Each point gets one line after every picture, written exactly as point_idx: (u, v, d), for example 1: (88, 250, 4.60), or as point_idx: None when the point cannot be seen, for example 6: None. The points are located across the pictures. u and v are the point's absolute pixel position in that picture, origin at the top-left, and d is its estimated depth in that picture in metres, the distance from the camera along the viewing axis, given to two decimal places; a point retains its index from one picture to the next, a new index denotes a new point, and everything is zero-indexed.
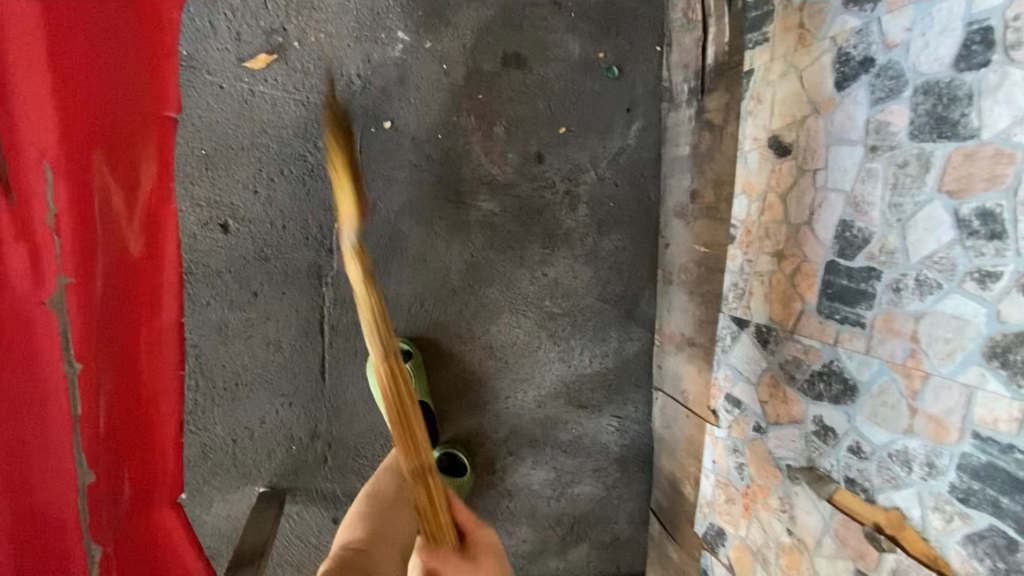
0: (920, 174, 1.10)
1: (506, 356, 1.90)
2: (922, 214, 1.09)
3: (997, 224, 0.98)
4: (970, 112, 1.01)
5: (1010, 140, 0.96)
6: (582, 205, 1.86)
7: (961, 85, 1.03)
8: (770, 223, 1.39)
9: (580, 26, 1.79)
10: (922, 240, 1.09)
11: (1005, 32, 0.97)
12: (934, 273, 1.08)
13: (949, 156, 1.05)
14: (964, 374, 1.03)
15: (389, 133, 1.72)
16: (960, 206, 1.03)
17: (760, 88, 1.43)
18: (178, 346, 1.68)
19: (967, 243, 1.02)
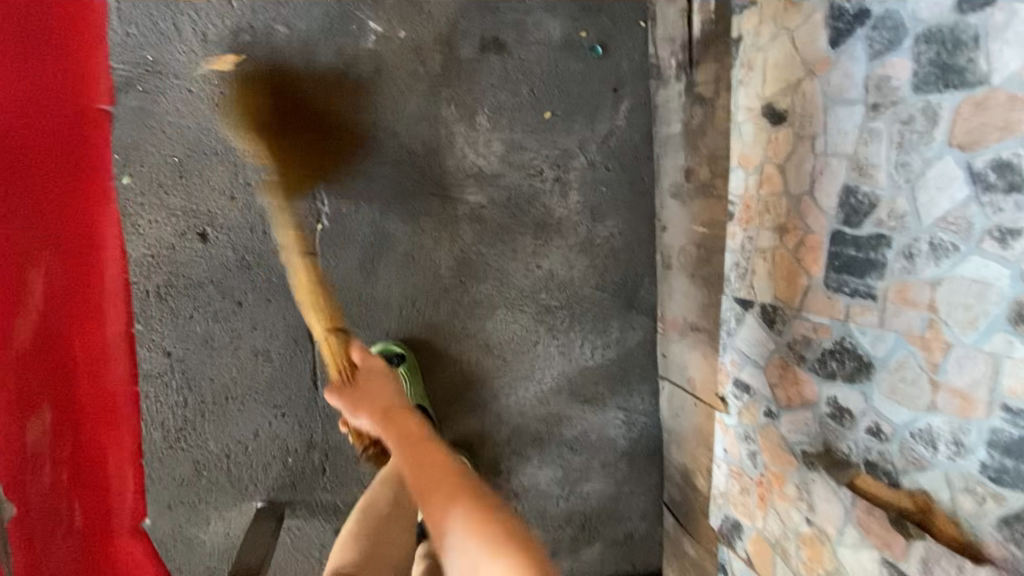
0: (927, 130, 1.01)
1: (503, 353, 1.83)
2: (931, 172, 1.01)
3: (1015, 177, 0.90)
4: (978, 56, 0.93)
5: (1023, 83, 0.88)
6: (573, 192, 1.79)
7: (966, 29, 0.94)
8: (770, 197, 1.32)
9: (560, 6, 1.72)
10: (934, 201, 1.01)
11: None
12: (949, 236, 0.99)
13: (958, 107, 0.96)
14: (988, 342, 0.95)
15: (369, 129, 1.66)
16: (973, 160, 0.95)
17: (751, 55, 1.36)
18: (131, 358, 1.62)
19: (983, 200, 0.94)
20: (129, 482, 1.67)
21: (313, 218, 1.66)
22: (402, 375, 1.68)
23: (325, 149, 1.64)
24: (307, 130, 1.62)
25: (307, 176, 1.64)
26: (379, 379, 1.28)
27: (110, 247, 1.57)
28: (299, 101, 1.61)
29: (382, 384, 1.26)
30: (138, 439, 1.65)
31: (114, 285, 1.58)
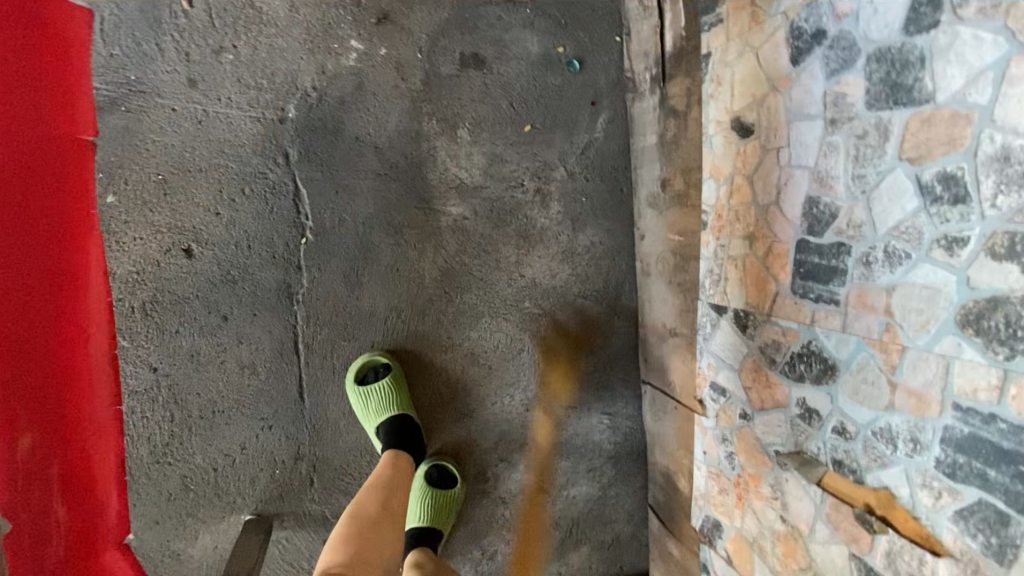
0: (880, 144, 1.07)
1: (488, 361, 1.86)
2: (885, 184, 1.07)
3: (959, 189, 0.95)
4: (924, 75, 0.98)
5: (965, 102, 0.93)
6: (554, 202, 1.84)
7: (912, 49, 1.00)
8: (739, 207, 1.37)
9: (537, 22, 1.77)
10: (888, 211, 1.06)
11: None
12: (902, 243, 1.04)
13: (906, 123, 1.02)
14: (939, 344, 1.00)
15: (353, 143, 1.69)
16: (921, 173, 1.00)
17: (719, 71, 1.41)
18: (115, 379, 1.62)
19: (932, 210, 0.99)
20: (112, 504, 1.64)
21: (298, 232, 1.68)
22: (387, 384, 1.71)
23: (309, 164, 1.67)
24: (291, 145, 1.65)
25: (292, 191, 1.66)
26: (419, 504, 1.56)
27: (94, 271, 1.56)
28: (282, 118, 1.64)
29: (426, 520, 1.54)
30: (123, 458, 1.65)
31: (97, 307, 1.57)
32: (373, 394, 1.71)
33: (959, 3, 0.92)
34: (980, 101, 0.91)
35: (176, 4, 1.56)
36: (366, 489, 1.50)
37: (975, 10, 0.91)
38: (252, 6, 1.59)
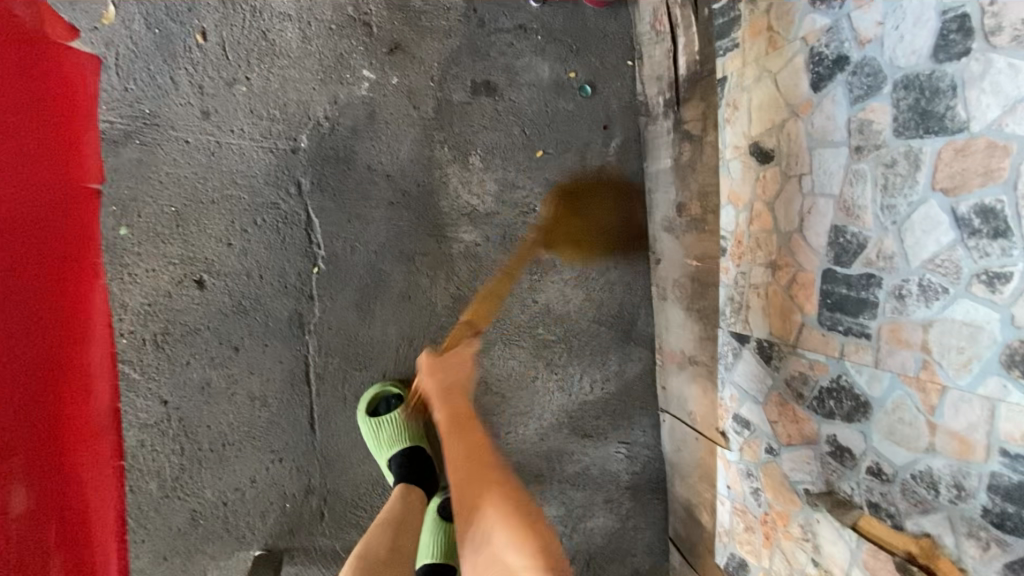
0: (910, 173, 1.03)
1: (501, 389, 1.83)
2: (917, 215, 1.02)
3: (999, 223, 0.91)
4: (957, 103, 0.95)
5: (1001, 132, 0.90)
6: (567, 227, 1.82)
7: (942, 76, 0.97)
8: (761, 233, 1.33)
9: (548, 48, 1.76)
10: (921, 243, 1.02)
11: (983, 18, 0.91)
12: (938, 277, 1.00)
13: (939, 152, 0.98)
14: (983, 385, 0.96)
15: (364, 172, 1.68)
16: (957, 205, 0.96)
17: (735, 95, 1.37)
18: (116, 432, 1.61)
19: (969, 243, 0.95)
20: (112, 556, 1.64)
21: (310, 262, 1.67)
22: (398, 415, 1.68)
23: (321, 193, 1.66)
24: (303, 175, 1.65)
25: (303, 221, 1.66)
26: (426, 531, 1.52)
27: (97, 322, 1.57)
28: (295, 148, 1.64)
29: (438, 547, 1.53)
30: (122, 513, 1.63)
31: (100, 359, 1.58)
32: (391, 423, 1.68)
33: (993, 30, 0.90)
34: (1020, 131, 0.88)
35: (189, 37, 1.55)
36: (377, 527, 1.45)
37: (1009, 37, 0.89)
38: (265, 39, 1.59)
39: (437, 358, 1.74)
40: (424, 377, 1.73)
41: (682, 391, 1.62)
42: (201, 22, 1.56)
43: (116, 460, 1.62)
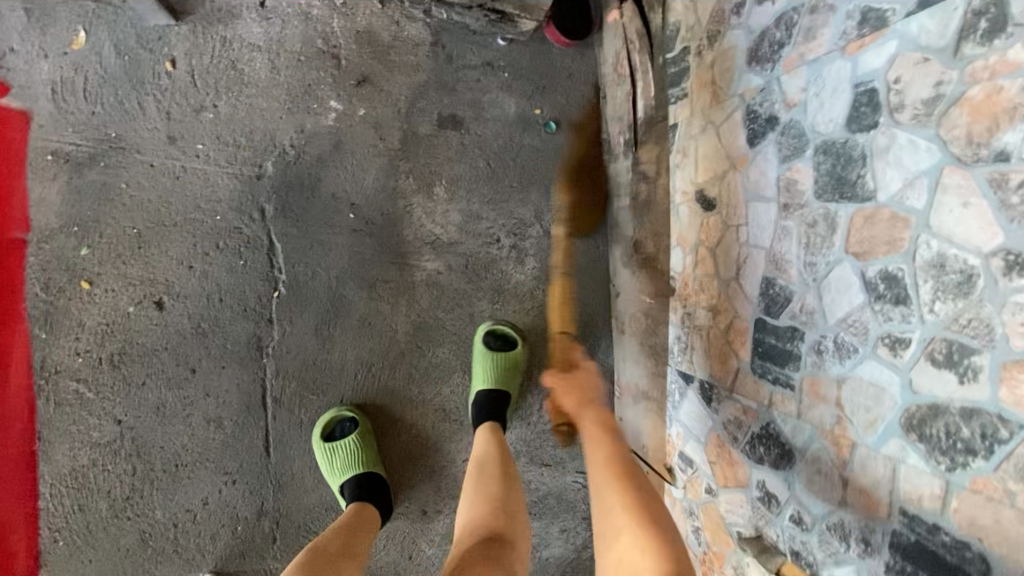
0: (828, 235, 1.05)
1: (460, 418, 1.84)
2: (833, 275, 1.05)
3: (900, 289, 0.95)
4: (867, 172, 0.98)
5: (903, 204, 0.94)
6: (530, 258, 1.86)
7: (855, 144, 1.00)
8: (704, 277, 1.38)
9: (515, 85, 1.81)
10: (836, 302, 1.05)
11: (889, 94, 0.95)
12: (850, 337, 1.03)
13: (851, 218, 1.01)
14: (886, 445, 0.99)
15: (329, 200, 1.71)
16: (866, 269, 1.00)
17: (684, 142, 1.42)
18: (29, 476, 1.61)
19: (875, 307, 0.99)
20: None
21: (270, 285, 1.69)
22: (353, 441, 1.68)
23: (284, 219, 1.68)
24: (267, 202, 1.67)
25: (265, 246, 1.68)
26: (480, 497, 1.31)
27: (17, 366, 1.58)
28: (259, 174, 1.66)
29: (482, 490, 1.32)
30: (32, 556, 1.62)
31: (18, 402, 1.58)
32: (497, 352, 1.78)
33: (897, 106, 0.94)
34: (918, 205, 0.92)
35: (158, 65, 1.59)
36: (330, 531, 1.38)
37: (910, 115, 0.92)
38: (233, 68, 1.63)
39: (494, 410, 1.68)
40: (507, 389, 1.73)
41: (636, 425, 1.62)
42: (171, 51, 1.59)
43: (30, 503, 1.61)
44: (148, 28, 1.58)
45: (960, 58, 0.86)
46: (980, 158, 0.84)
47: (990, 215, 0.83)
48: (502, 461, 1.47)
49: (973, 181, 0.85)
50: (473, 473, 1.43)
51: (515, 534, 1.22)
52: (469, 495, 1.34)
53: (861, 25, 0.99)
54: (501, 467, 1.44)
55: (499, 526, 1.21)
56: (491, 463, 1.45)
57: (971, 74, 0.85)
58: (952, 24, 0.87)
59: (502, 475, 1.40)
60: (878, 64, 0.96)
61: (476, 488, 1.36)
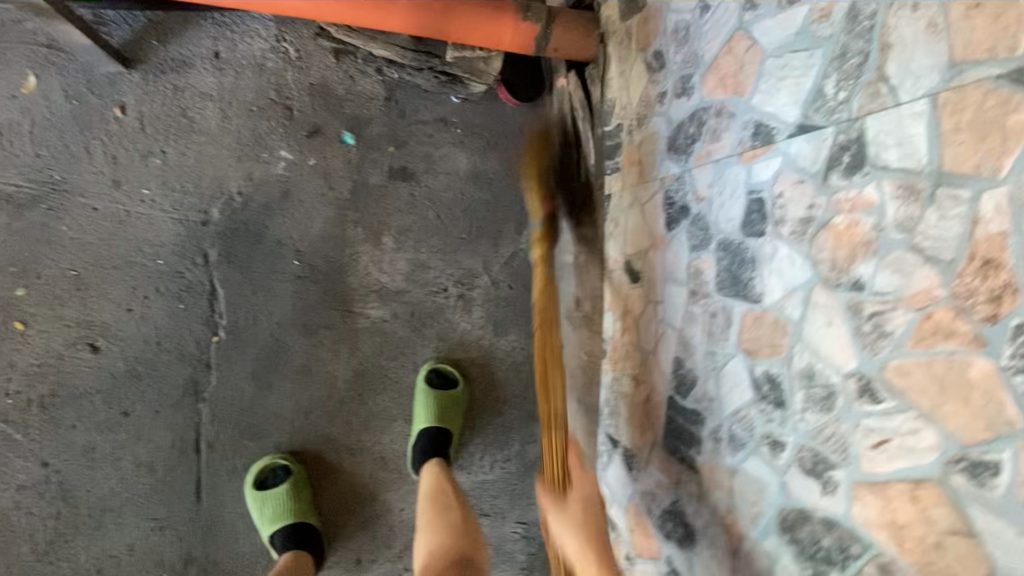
0: (725, 328, 1.10)
1: (399, 466, 1.84)
2: (728, 368, 1.10)
3: (779, 392, 1.00)
4: (755, 276, 1.03)
5: (784, 310, 0.99)
6: (476, 307, 1.88)
7: (748, 248, 1.05)
8: (629, 345, 1.43)
9: (467, 140, 1.84)
10: (731, 392, 1.09)
11: (775, 207, 0.99)
12: (740, 429, 1.08)
13: (743, 315, 1.06)
14: (767, 540, 1.03)
15: (274, 246, 1.72)
16: (754, 367, 1.04)
17: (616, 213, 1.49)
18: None
19: (760, 406, 1.04)
20: None
21: (210, 330, 1.69)
22: (284, 489, 1.68)
23: (227, 265, 1.69)
24: (210, 247, 1.68)
25: (207, 291, 1.68)
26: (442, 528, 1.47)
27: None
28: (205, 221, 1.67)
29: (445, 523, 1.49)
30: None
31: None
32: (440, 392, 1.79)
33: (780, 220, 0.98)
34: (794, 314, 0.97)
35: (107, 110, 1.61)
36: None
37: (790, 230, 0.97)
38: (184, 116, 1.65)
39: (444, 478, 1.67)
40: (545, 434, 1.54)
41: None
42: (121, 97, 1.61)
43: None
44: (99, 74, 1.60)
45: (828, 185, 0.91)
46: (842, 284, 0.90)
47: (848, 339, 0.89)
48: (453, 489, 1.62)
49: (835, 303, 0.91)
50: (429, 503, 1.58)
51: (479, 556, 1.42)
52: (433, 526, 1.49)
53: (754, 135, 1.03)
54: (454, 496, 1.60)
55: (462, 551, 1.41)
56: (447, 495, 1.60)
57: (836, 202, 0.90)
58: (823, 153, 0.92)
59: (456, 505, 1.57)
60: (766, 176, 1.01)
61: (439, 518, 1.51)
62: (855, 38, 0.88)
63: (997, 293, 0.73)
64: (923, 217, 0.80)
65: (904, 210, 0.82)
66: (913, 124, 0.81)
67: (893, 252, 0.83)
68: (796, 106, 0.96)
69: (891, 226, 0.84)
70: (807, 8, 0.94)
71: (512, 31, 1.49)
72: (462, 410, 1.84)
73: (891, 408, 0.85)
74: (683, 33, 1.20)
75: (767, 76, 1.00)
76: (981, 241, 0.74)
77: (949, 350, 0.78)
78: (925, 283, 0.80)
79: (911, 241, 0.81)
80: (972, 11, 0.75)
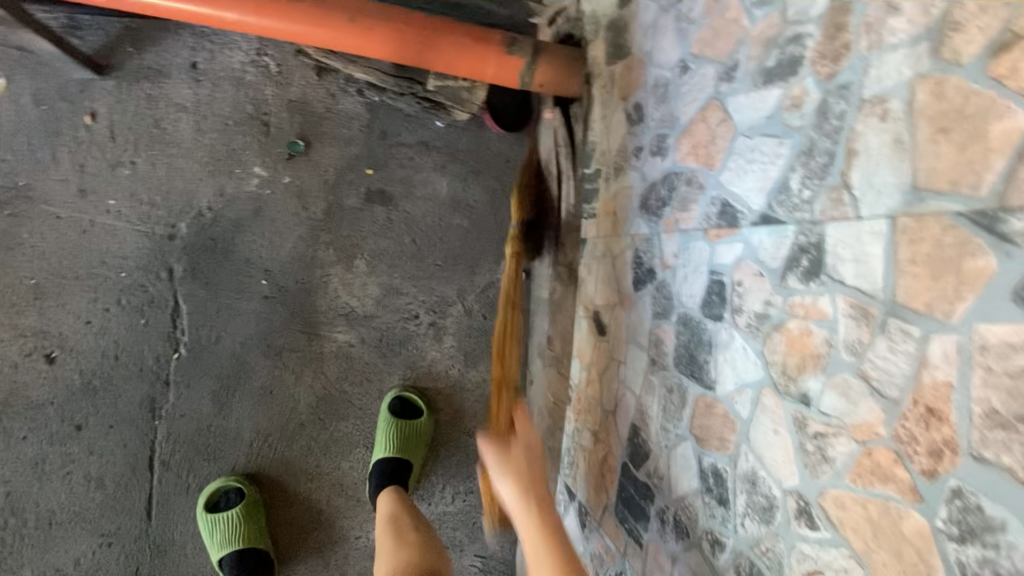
0: (680, 407, 1.09)
1: (357, 493, 1.81)
2: (679, 449, 1.08)
3: (723, 489, 0.98)
4: (711, 361, 1.01)
5: (733, 405, 0.97)
6: (448, 336, 1.84)
7: (705, 329, 1.02)
8: (591, 399, 1.41)
9: (448, 165, 1.79)
10: (680, 476, 1.08)
11: (734, 293, 0.96)
12: (685, 517, 1.07)
13: (698, 398, 1.04)
14: None
15: (241, 264, 1.68)
16: (703, 456, 1.03)
17: (590, 260, 1.46)
18: None
19: (704, 499, 1.02)
20: None
21: (171, 346, 1.65)
22: (235, 513, 1.65)
23: (192, 281, 1.65)
24: (176, 262, 1.64)
25: (170, 306, 1.64)
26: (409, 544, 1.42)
27: None
28: (172, 235, 1.64)
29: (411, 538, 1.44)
30: None
31: None
32: (401, 423, 1.74)
33: (738, 308, 0.95)
34: (743, 412, 0.95)
35: (77, 117, 1.56)
36: None
37: (745, 321, 0.94)
38: (157, 127, 1.61)
39: (399, 502, 1.60)
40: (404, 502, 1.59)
41: None
42: (93, 104, 1.57)
43: None
44: (70, 80, 1.55)
45: (784, 287, 0.87)
46: (789, 393, 0.86)
47: (791, 455, 0.86)
48: (412, 510, 1.57)
49: (781, 411, 0.88)
50: (386, 524, 1.51)
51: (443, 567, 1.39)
52: (390, 544, 1.43)
53: (720, 214, 0.99)
54: (413, 515, 1.54)
55: (428, 564, 1.37)
56: (406, 514, 1.54)
57: (791, 305, 0.86)
58: (783, 249, 0.87)
59: (416, 523, 1.51)
60: (729, 259, 0.97)
61: (395, 537, 1.45)
62: (823, 136, 0.82)
63: (938, 450, 0.68)
64: (872, 344, 0.75)
65: (855, 333, 0.77)
66: (871, 243, 0.75)
67: (841, 373, 0.79)
68: (761, 194, 0.91)
69: (841, 345, 0.79)
70: (780, 91, 0.89)
71: (497, 63, 1.44)
72: (426, 440, 1.80)
73: (826, 538, 0.81)
74: (662, 89, 1.16)
75: (737, 155, 0.96)
76: (927, 387, 0.69)
77: (886, 495, 0.73)
78: (869, 416, 0.76)
79: (859, 366, 0.77)
80: (940, 136, 0.69)
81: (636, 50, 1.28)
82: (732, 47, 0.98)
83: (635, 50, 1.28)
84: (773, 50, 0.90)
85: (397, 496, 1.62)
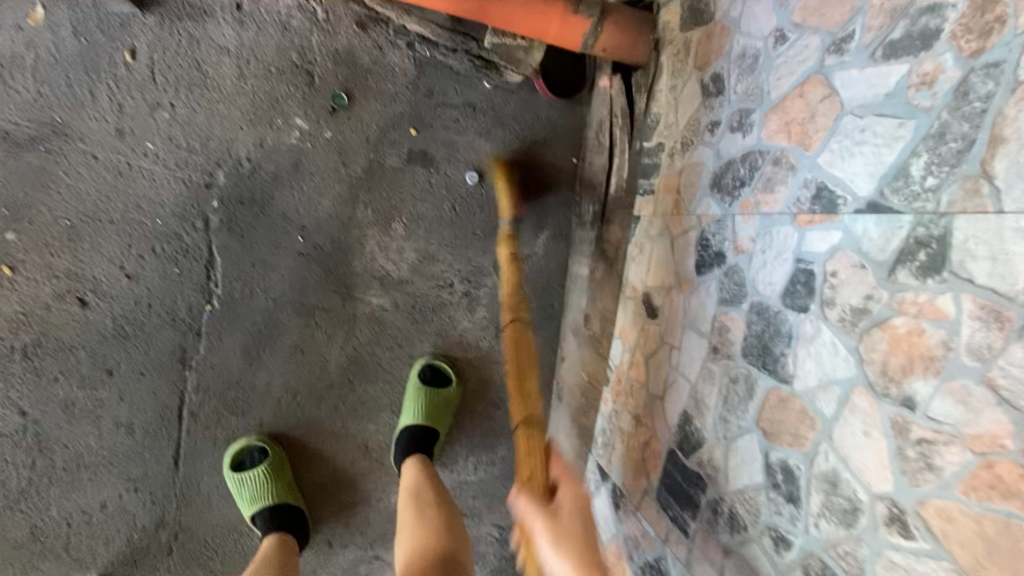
0: (746, 398, 1.10)
1: (382, 457, 1.81)
2: (742, 440, 1.11)
3: (794, 486, 1.00)
4: (789, 354, 1.01)
5: (813, 401, 0.97)
6: (481, 307, 1.79)
7: (785, 320, 1.02)
8: (636, 381, 1.43)
9: (495, 130, 1.70)
10: (739, 468, 1.11)
11: (823, 285, 0.95)
12: (744, 510, 1.11)
13: (768, 392, 1.06)
14: None
15: (277, 219, 1.63)
16: (769, 451, 1.05)
17: (643, 240, 1.43)
18: None
19: (770, 494, 1.05)
20: None
21: (204, 298, 1.62)
22: (262, 471, 1.65)
23: (228, 233, 1.61)
24: (212, 212, 1.60)
25: (204, 257, 1.61)
26: (425, 525, 1.40)
27: None
28: (209, 183, 1.58)
29: (426, 519, 1.42)
30: None
31: None
32: (431, 391, 1.72)
33: (828, 301, 0.94)
34: (825, 410, 0.95)
35: (117, 53, 1.50)
36: None
37: (837, 316, 0.93)
38: (197, 69, 1.54)
39: (421, 479, 1.56)
40: (420, 480, 1.56)
41: None
42: (133, 40, 1.50)
43: None
44: (111, 12, 1.48)
45: (893, 279, 0.85)
46: (888, 394, 0.86)
47: (886, 459, 0.86)
48: (434, 485, 1.54)
49: (876, 412, 0.87)
50: (409, 499, 1.50)
51: (462, 555, 1.34)
52: (411, 521, 1.42)
53: (815, 198, 0.97)
54: (436, 492, 1.51)
55: (444, 549, 1.33)
56: (428, 490, 1.51)
57: (899, 302, 0.84)
58: (893, 242, 0.85)
59: (437, 501, 1.48)
60: (821, 249, 0.96)
61: (416, 514, 1.44)
62: (959, 120, 0.78)
63: None
64: (1006, 351, 0.72)
65: (986, 338, 0.74)
66: (1013, 241, 0.71)
67: (959, 379, 0.77)
68: (870, 180, 0.89)
69: (963, 349, 0.77)
70: (906, 67, 0.85)
71: (560, 23, 1.33)
72: (453, 411, 1.78)
73: (925, 548, 0.81)
74: (749, 61, 1.13)
75: (842, 135, 0.93)
76: None
77: (1007, 511, 0.72)
78: (994, 427, 0.74)
79: (985, 373, 0.75)
80: None
81: (720, 16, 1.23)
82: (848, 17, 0.94)
83: (718, 16, 1.23)
84: (901, 21, 0.86)
85: (425, 469, 1.60)
